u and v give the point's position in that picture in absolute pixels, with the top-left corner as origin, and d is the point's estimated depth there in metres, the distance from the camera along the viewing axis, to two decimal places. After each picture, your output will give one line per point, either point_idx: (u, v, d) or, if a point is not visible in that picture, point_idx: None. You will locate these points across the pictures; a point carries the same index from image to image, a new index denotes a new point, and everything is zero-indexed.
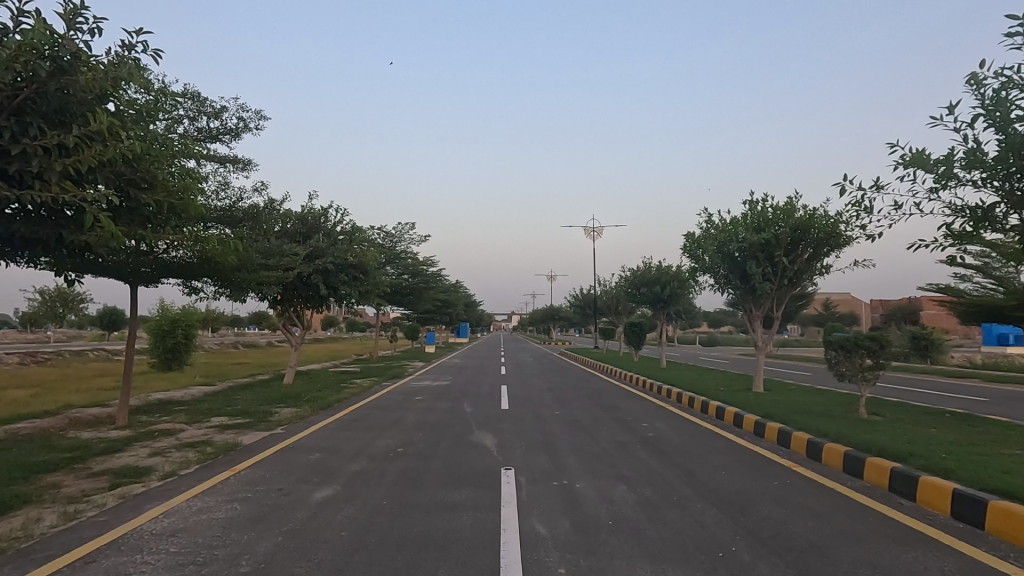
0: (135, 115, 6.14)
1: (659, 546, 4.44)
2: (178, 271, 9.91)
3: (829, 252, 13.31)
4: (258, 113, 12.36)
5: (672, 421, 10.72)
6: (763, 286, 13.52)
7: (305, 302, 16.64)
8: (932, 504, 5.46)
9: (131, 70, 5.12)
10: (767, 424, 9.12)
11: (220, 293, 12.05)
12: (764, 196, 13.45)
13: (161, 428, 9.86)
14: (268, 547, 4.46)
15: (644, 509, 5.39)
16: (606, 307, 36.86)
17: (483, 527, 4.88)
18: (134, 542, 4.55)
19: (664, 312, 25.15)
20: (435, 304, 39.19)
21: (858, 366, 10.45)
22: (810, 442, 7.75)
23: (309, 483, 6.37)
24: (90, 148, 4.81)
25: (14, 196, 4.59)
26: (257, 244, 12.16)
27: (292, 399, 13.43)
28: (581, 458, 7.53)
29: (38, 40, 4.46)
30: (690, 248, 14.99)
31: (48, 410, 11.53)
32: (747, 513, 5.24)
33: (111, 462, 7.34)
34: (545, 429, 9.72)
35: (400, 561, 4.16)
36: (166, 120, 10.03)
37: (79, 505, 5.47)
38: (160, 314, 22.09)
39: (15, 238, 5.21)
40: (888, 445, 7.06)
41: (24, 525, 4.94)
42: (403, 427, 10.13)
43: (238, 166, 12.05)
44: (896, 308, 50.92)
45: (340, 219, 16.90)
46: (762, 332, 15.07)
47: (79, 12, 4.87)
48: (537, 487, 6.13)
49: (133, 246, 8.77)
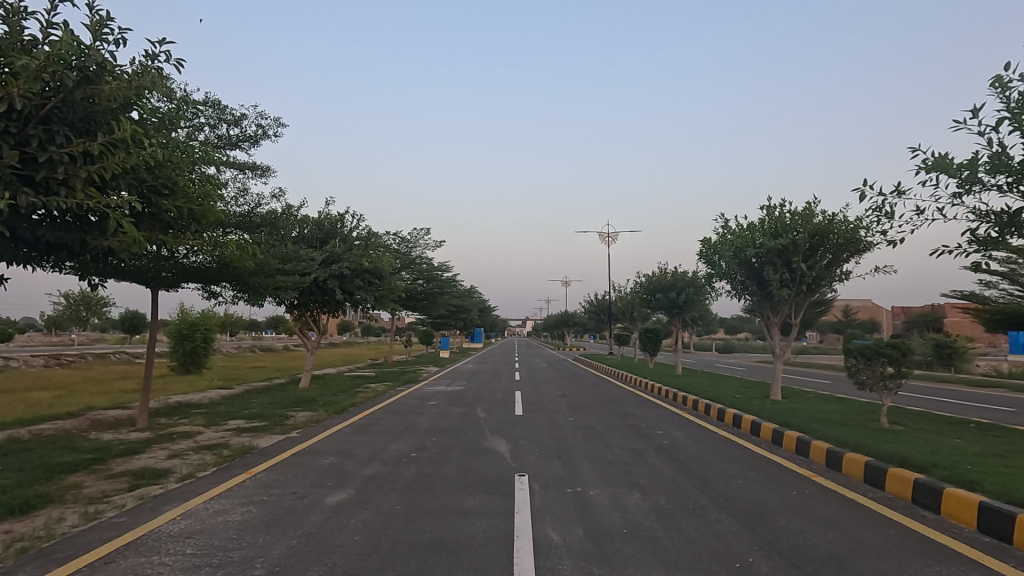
0: (159, 125, 6.35)
1: (674, 556, 4.38)
2: (196, 275, 10.06)
3: (848, 257, 13.11)
4: (277, 119, 12.63)
5: (687, 428, 10.64)
6: (781, 292, 13.32)
7: (321, 307, 16.79)
8: (957, 517, 5.32)
9: (154, 78, 5.29)
10: (785, 432, 8.96)
11: (238, 297, 12.18)
12: (782, 201, 13.30)
13: (180, 431, 9.96)
14: (282, 551, 4.47)
15: (659, 517, 5.33)
16: (620, 313, 36.88)
17: (496, 533, 4.84)
18: (151, 543, 4.61)
19: (679, 319, 24.99)
20: (450, 310, 39.31)
21: (879, 375, 10.20)
22: (829, 451, 7.60)
23: (323, 487, 6.41)
24: (114, 155, 4.93)
25: (41, 202, 4.69)
26: (275, 249, 12.36)
27: (307, 404, 13.53)
28: (596, 466, 7.47)
29: (65, 51, 4.57)
30: (706, 253, 14.86)
31: (70, 413, 11.67)
32: (765, 524, 5.16)
33: (128, 464, 7.42)
34: (558, 436, 9.66)
35: (414, 566, 4.16)
36: (187, 128, 10.24)
37: (99, 506, 5.56)
38: (180, 318, 22.51)
39: (41, 243, 5.33)
40: (910, 456, 6.92)
41: (46, 525, 5.03)
42: (416, 432, 10.13)
43: (257, 172, 12.26)
44: (919, 317, 49.96)
45: (356, 224, 17.08)
46: (780, 338, 14.80)
47: (105, 23, 4.99)
48: (550, 494, 6.10)
49: (153, 252, 8.91)
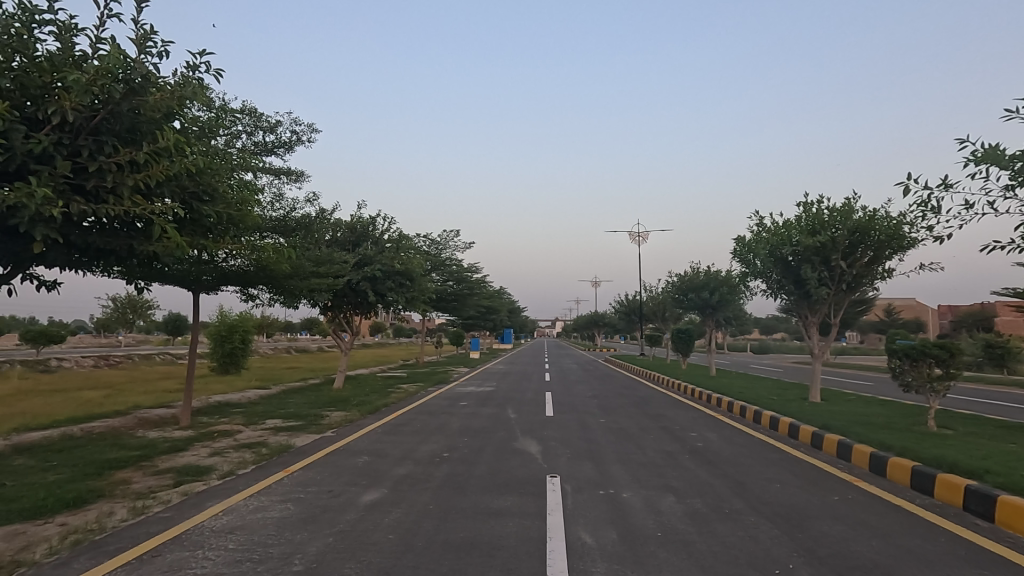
0: (200, 133, 6.56)
1: (710, 561, 4.29)
2: (235, 278, 10.36)
3: (891, 254, 12.64)
4: (310, 125, 12.92)
5: (722, 430, 10.41)
6: (820, 291, 12.92)
7: (354, 309, 17.11)
8: (1012, 526, 5.05)
9: (195, 89, 5.47)
10: (825, 436, 8.68)
11: (275, 300, 12.50)
12: (819, 197, 12.91)
13: (220, 429, 10.29)
14: (319, 548, 4.56)
15: (694, 521, 5.23)
16: (652, 313, 36.36)
17: (528, 534, 4.84)
18: (195, 538, 4.77)
19: (712, 319, 24.49)
20: (480, 311, 39.48)
21: (925, 377, 9.78)
22: (873, 456, 7.32)
23: (357, 485, 6.52)
24: (158, 163, 5.12)
25: (91, 210, 4.90)
26: (309, 252, 12.65)
27: (341, 403, 13.79)
28: (628, 468, 7.39)
29: (113, 65, 4.78)
30: (740, 252, 14.53)
31: (118, 411, 12.18)
32: (805, 529, 5.01)
33: (172, 461, 7.69)
34: (590, 438, 9.59)
35: (447, 565, 4.19)
36: (225, 136, 10.57)
37: (146, 502, 5.78)
38: (219, 320, 23.24)
39: (91, 249, 5.58)
40: (960, 461, 6.60)
41: (98, 519, 5.26)
42: (448, 432, 10.21)
43: (292, 177, 12.56)
44: (968, 317, 47.72)
45: (387, 227, 17.33)
46: (819, 339, 14.35)
47: (149, 37, 5.20)
48: (582, 496, 6.05)
49: (194, 256, 9.22)
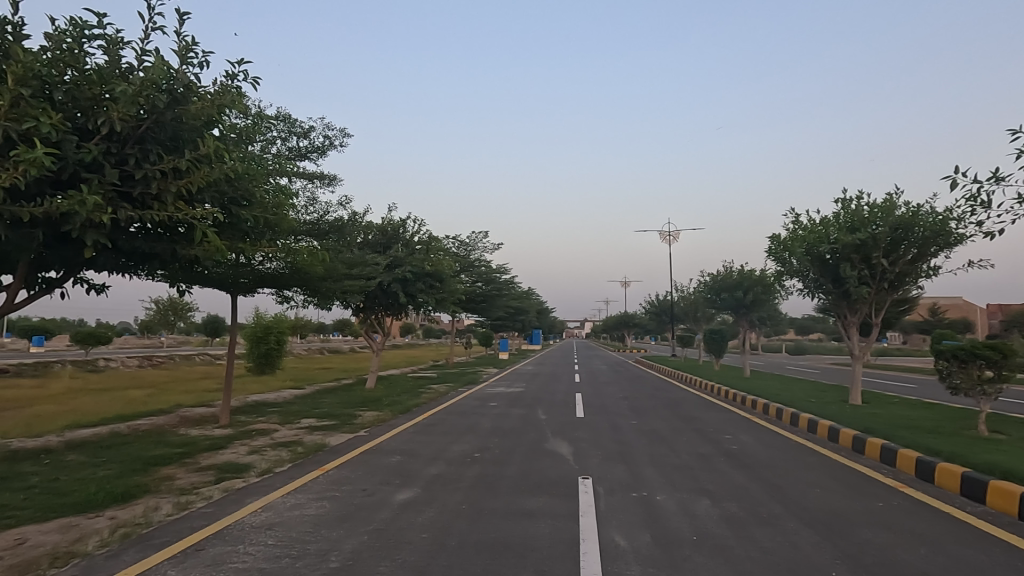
0: (238, 140, 6.74)
1: (748, 566, 4.20)
2: (271, 281, 10.63)
3: (936, 251, 12.16)
4: (342, 130, 13.17)
5: (758, 433, 10.16)
6: (860, 290, 12.50)
7: (385, 310, 17.35)
8: None
9: (234, 97, 5.64)
10: (867, 440, 8.39)
11: (309, 301, 12.79)
12: (858, 193, 12.51)
13: (258, 428, 10.57)
14: (355, 545, 4.64)
15: (730, 525, 5.13)
16: (683, 313, 35.75)
17: (561, 536, 4.82)
18: (236, 533, 4.91)
19: (746, 319, 23.97)
20: (509, 311, 39.52)
21: (975, 379, 9.34)
22: (919, 461, 7.04)
23: (390, 484, 6.61)
24: (199, 170, 5.28)
25: (137, 215, 5.10)
26: (342, 254, 12.88)
27: (373, 403, 14.00)
28: (661, 470, 7.29)
29: (157, 76, 4.97)
30: (775, 251, 14.17)
31: (161, 410, 12.64)
32: (847, 536, 4.85)
33: (213, 459, 7.93)
34: (621, 439, 9.49)
35: (480, 565, 4.20)
36: (261, 142, 10.86)
37: (189, 497, 5.98)
38: (255, 322, 23.86)
39: (137, 253, 5.80)
40: (1015, 468, 6.29)
41: (145, 513, 5.47)
42: (478, 433, 10.24)
43: (324, 181, 12.83)
44: (1020, 316, 45.44)
45: (417, 229, 17.52)
46: (860, 339, 13.88)
47: (191, 48, 5.39)
48: (615, 498, 6.00)
49: (233, 259, 9.51)
